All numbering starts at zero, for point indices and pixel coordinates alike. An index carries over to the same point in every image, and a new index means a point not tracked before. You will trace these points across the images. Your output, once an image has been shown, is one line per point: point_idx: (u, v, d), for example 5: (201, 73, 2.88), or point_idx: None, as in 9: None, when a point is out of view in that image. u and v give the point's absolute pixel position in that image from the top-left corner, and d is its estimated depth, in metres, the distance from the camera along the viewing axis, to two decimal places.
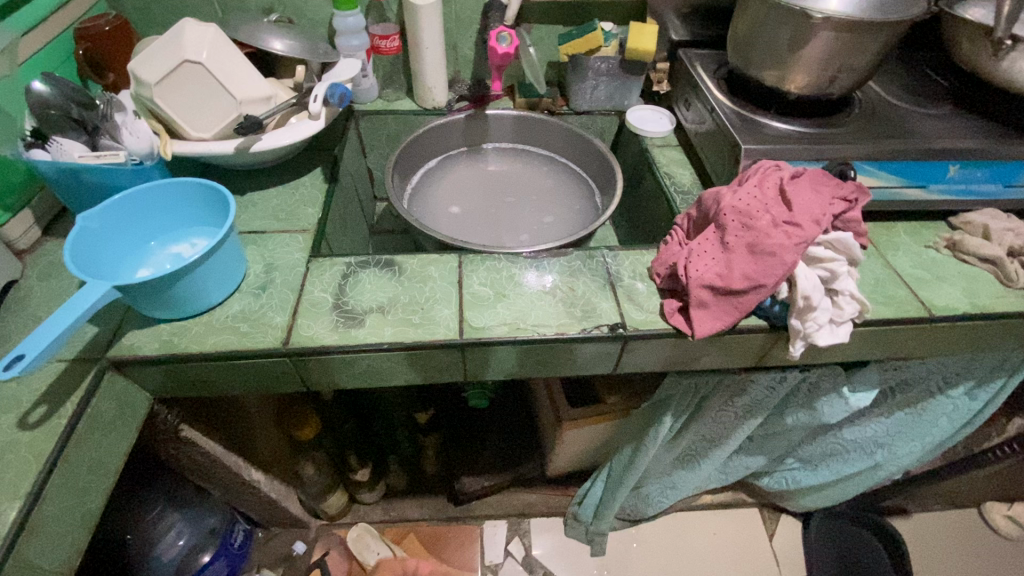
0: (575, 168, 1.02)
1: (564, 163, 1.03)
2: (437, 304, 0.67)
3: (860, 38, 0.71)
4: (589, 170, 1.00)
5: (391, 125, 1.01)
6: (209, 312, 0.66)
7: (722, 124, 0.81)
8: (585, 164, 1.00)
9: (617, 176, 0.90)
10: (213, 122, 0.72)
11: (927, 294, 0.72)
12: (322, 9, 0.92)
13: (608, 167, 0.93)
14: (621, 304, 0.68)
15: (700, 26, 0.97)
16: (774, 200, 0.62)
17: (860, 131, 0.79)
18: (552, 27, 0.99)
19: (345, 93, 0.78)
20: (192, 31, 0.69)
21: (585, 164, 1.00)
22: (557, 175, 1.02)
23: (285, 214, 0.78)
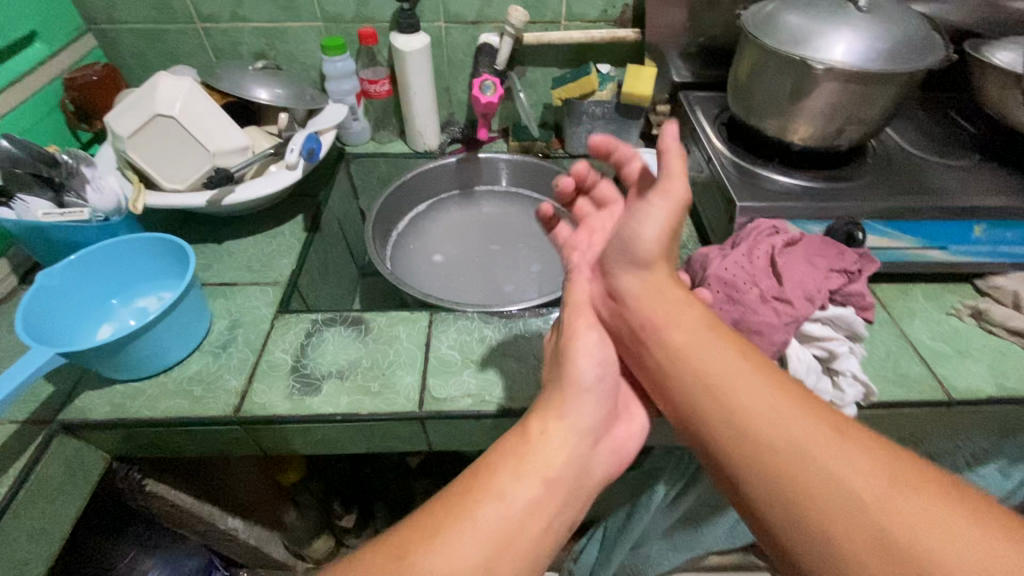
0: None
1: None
2: (399, 370, 0.63)
3: (866, 89, 0.66)
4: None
5: (382, 167, 1.00)
6: (167, 372, 0.64)
7: (719, 176, 0.76)
8: None
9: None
10: (186, 175, 0.71)
11: (946, 372, 0.64)
12: (313, 54, 0.92)
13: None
14: None
15: (703, 67, 0.92)
16: (764, 271, 0.56)
17: (872, 185, 0.73)
18: (547, 69, 0.95)
19: (315, 148, 0.77)
20: (166, 85, 0.69)
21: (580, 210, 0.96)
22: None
23: (260, 265, 0.77)
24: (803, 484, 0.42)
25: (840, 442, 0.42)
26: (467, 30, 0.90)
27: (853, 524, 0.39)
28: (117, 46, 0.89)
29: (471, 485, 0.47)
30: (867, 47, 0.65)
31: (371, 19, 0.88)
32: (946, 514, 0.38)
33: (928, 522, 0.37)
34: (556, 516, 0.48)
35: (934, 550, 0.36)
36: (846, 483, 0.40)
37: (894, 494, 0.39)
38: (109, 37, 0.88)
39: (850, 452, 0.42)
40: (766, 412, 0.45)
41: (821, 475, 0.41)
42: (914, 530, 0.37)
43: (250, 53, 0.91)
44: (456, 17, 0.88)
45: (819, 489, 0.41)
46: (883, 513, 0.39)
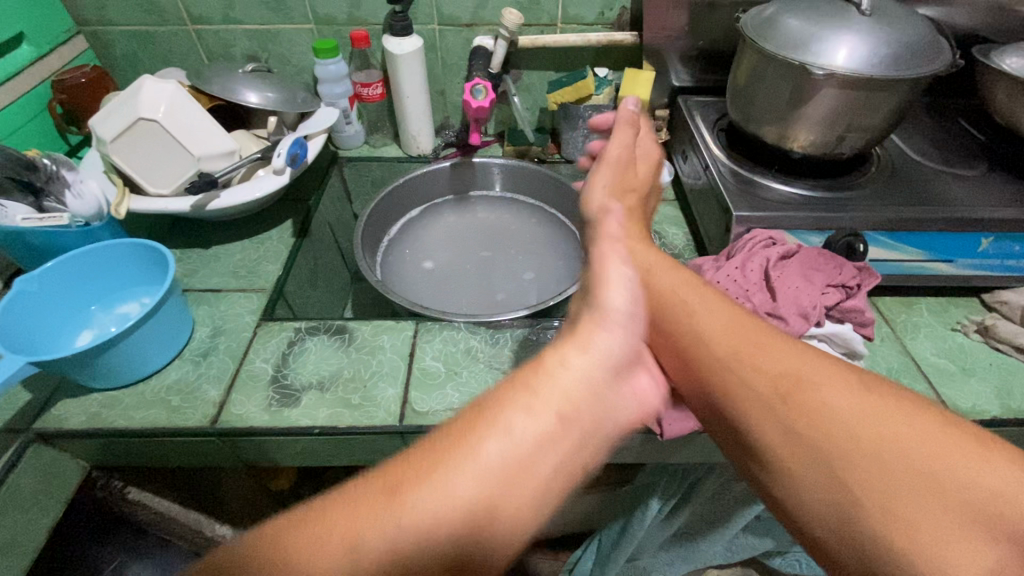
0: (567, 219, 0.96)
1: (554, 213, 0.97)
2: (381, 382, 0.62)
3: (868, 95, 0.64)
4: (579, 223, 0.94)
5: (376, 171, 0.98)
6: (145, 381, 0.63)
7: (716, 184, 0.74)
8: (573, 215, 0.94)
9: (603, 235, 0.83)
10: (170, 179, 0.70)
11: (950, 392, 0.61)
12: (305, 56, 0.91)
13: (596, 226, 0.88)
14: None
15: (703, 71, 0.90)
16: (757, 286, 0.54)
17: (875, 195, 0.70)
18: (543, 72, 0.94)
19: (298, 153, 0.75)
20: (151, 88, 0.68)
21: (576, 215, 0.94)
22: (545, 227, 0.96)
23: (245, 271, 0.76)
24: (757, 399, 0.43)
25: (792, 364, 0.43)
26: (461, 32, 0.88)
27: (797, 431, 0.40)
28: (110, 48, 0.89)
29: (472, 434, 0.41)
30: (871, 50, 0.62)
31: (364, 21, 0.87)
32: (901, 425, 0.38)
33: (878, 427, 0.38)
34: (567, 458, 0.43)
35: (877, 454, 0.37)
36: (789, 396, 0.41)
37: (848, 404, 0.39)
38: (102, 39, 0.87)
39: (809, 372, 0.42)
40: (720, 337, 0.46)
41: (767, 391, 0.42)
42: (860, 435, 0.38)
43: (243, 55, 0.90)
44: (450, 19, 0.87)
45: (766, 402, 0.42)
46: (826, 418, 0.39)
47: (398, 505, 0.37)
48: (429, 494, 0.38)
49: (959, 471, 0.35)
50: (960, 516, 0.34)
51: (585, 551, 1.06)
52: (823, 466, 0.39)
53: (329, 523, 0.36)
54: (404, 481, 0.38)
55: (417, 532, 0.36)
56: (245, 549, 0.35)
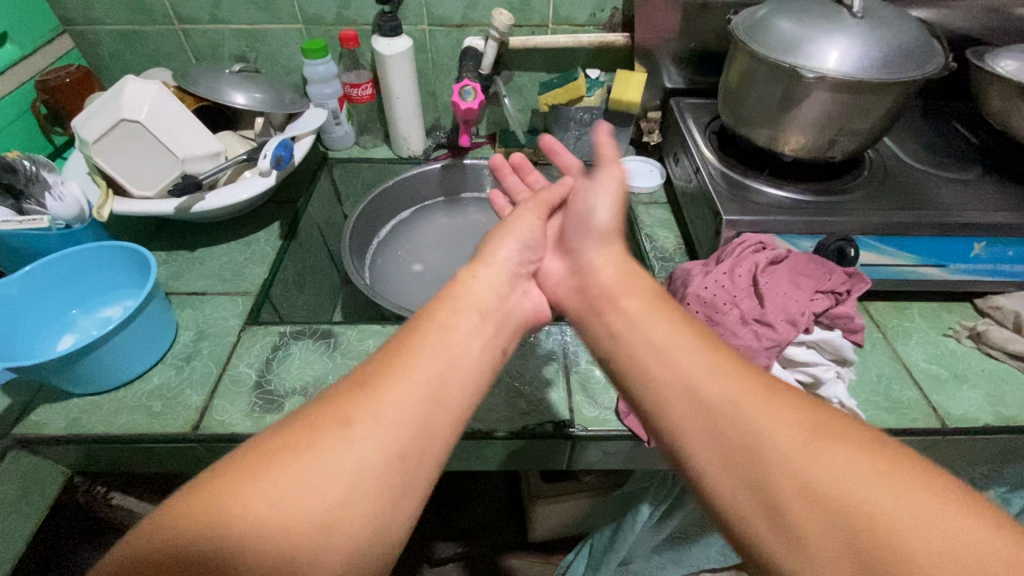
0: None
1: None
2: None
3: (860, 98, 0.63)
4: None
5: (366, 173, 0.97)
6: (127, 386, 0.62)
7: (707, 188, 0.73)
8: None
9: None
10: (154, 181, 0.69)
11: (941, 399, 0.61)
12: (294, 57, 0.90)
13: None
14: (572, 395, 0.60)
15: (695, 73, 0.89)
16: (745, 292, 0.53)
17: (867, 198, 0.69)
18: (534, 73, 0.93)
19: (283, 154, 0.74)
20: (134, 90, 0.67)
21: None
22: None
23: (232, 274, 0.75)
24: (773, 466, 0.33)
25: (816, 431, 0.34)
26: (451, 33, 0.87)
27: (822, 509, 0.31)
28: (97, 48, 0.88)
29: (407, 335, 0.43)
30: (863, 53, 0.62)
31: (352, 21, 0.86)
32: (940, 509, 0.30)
33: (921, 518, 0.30)
34: (497, 340, 0.47)
35: (922, 546, 0.29)
36: (816, 466, 0.32)
37: (882, 483, 0.31)
38: (88, 39, 0.86)
39: (833, 442, 0.33)
40: (723, 387, 0.37)
41: (790, 459, 0.33)
42: (899, 518, 0.30)
43: (231, 55, 0.89)
44: (441, 20, 0.86)
45: (785, 468, 0.33)
46: (860, 498, 0.31)
47: (357, 402, 0.38)
48: (380, 383, 0.39)
49: (1013, 567, 0.28)
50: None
51: (576, 556, 1.05)
52: (852, 550, 0.30)
53: (288, 444, 0.35)
54: (351, 387, 0.39)
55: (380, 415, 0.37)
56: (192, 500, 0.32)
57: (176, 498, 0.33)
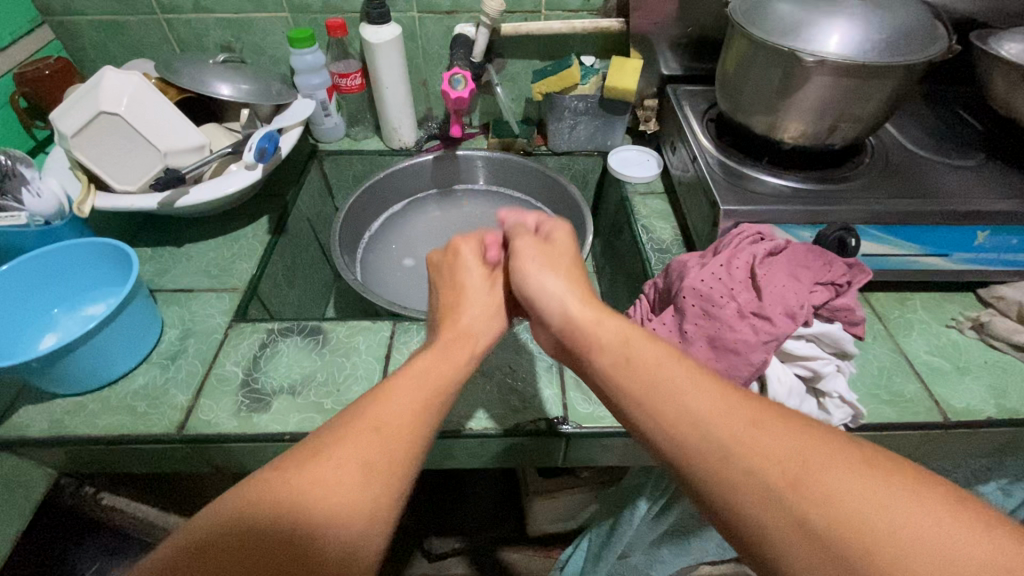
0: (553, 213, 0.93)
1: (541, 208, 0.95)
2: (356, 385, 0.60)
3: (861, 84, 0.61)
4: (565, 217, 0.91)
5: (357, 165, 0.96)
6: (111, 386, 0.60)
7: (704, 178, 0.71)
8: (560, 209, 0.92)
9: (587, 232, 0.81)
10: (136, 175, 0.67)
11: (943, 392, 0.59)
12: (281, 47, 0.88)
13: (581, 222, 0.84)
14: (566, 392, 0.59)
15: (692, 59, 0.87)
16: (742, 284, 0.51)
17: (869, 187, 0.68)
18: (528, 62, 0.90)
19: (266, 147, 0.72)
20: (113, 81, 0.65)
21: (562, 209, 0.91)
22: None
23: (219, 270, 0.73)
24: (740, 483, 0.35)
25: (773, 441, 0.36)
26: (442, 20, 0.85)
27: (789, 514, 0.33)
28: (78, 39, 0.85)
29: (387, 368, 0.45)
30: (865, 34, 0.60)
31: (340, 8, 0.83)
32: (895, 499, 0.32)
33: (877, 510, 0.32)
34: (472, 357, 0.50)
35: (883, 536, 0.31)
36: (780, 476, 0.34)
37: (838, 482, 0.33)
38: (68, 29, 0.84)
39: (791, 449, 0.35)
40: (689, 410, 0.38)
41: (756, 474, 0.35)
42: (859, 514, 0.32)
43: (216, 46, 0.87)
44: (430, 7, 0.84)
45: (751, 483, 0.35)
46: (821, 500, 0.33)
47: (387, 424, 0.40)
48: (408, 408, 0.42)
49: (962, 544, 0.30)
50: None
51: (575, 550, 1.04)
52: (816, 547, 0.32)
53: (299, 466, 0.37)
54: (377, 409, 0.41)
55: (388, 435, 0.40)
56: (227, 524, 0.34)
57: (210, 537, 0.33)
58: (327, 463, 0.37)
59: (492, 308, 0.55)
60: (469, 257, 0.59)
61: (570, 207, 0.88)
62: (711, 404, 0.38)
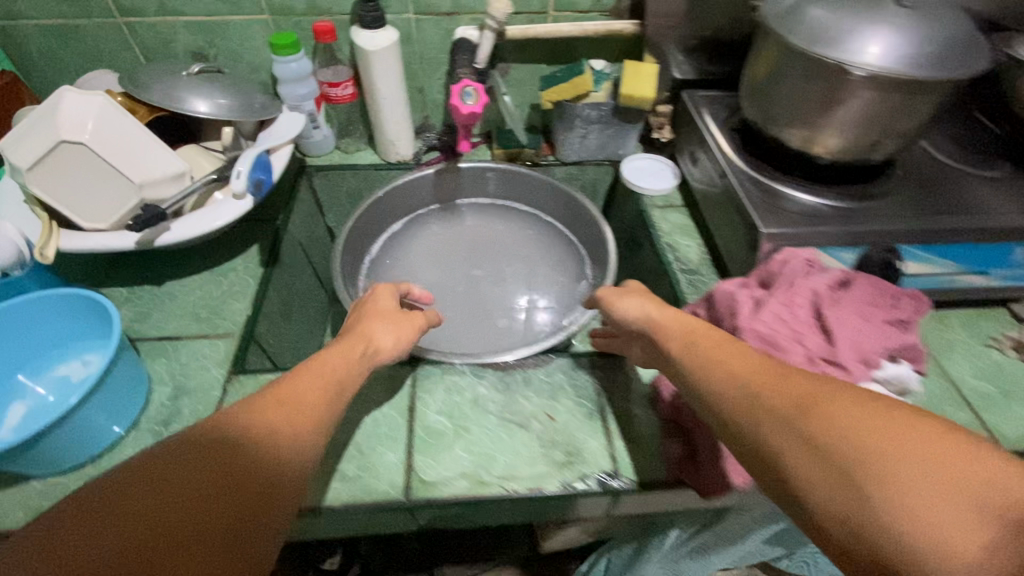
0: (564, 229, 0.89)
1: (551, 222, 0.90)
2: (380, 445, 0.54)
3: (910, 98, 0.57)
4: (579, 234, 0.87)
5: (350, 181, 0.88)
6: (95, 461, 0.52)
7: (737, 195, 0.67)
8: (573, 225, 0.87)
9: (610, 252, 0.77)
10: (107, 212, 0.59)
11: (994, 420, 0.57)
12: (260, 52, 0.78)
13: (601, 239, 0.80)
14: (613, 441, 0.54)
15: (707, 63, 0.83)
16: (806, 325, 0.48)
17: (906, 203, 0.65)
18: (534, 66, 0.84)
19: (262, 182, 0.65)
20: (74, 104, 0.56)
21: (575, 226, 0.87)
22: (540, 238, 0.90)
23: (208, 311, 0.65)
24: (757, 418, 0.37)
25: (788, 385, 0.37)
26: (441, 23, 0.78)
27: (798, 439, 0.34)
28: (21, 46, 0.74)
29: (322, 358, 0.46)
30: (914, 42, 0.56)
31: (327, 10, 0.75)
32: (898, 428, 0.32)
33: (879, 437, 0.32)
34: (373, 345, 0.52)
35: (884, 458, 0.31)
36: (792, 411, 0.36)
37: (843, 414, 0.34)
38: (10, 35, 0.73)
39: (802, 390, 0.36)
40: (719, 370, 0.42)
41: (769, 409, 0.37)
42: (860, 439, 0.32)
43: (186, 53, 0.77)
44: (428, 8, 0.76)
45: (766, 415, 0.37)
46: (826, 429, 0.33)
47: (290, 401, 0.40)
48: (312, 390, 0.42)
49: (963, 465, 0.30)
50: (977, 512, 0.28)
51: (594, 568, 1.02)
52: (823, 468, 0.32)
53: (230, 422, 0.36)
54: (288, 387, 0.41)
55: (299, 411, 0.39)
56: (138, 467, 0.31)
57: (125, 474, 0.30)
58: (223, 423, 0.35)
59: (404, 335, 0.56)
60: (390, 301, 0.59)
61: (586, 226, 0.84)
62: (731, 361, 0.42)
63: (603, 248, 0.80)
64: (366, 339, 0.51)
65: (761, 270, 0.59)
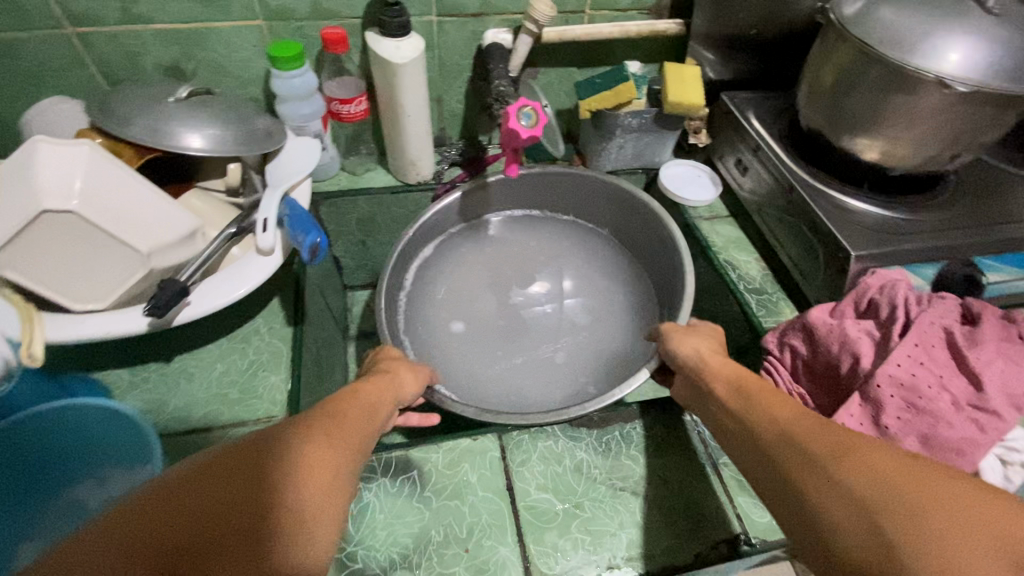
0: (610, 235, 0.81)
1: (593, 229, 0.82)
2: (486, 539, 0.47)
3: (1000, 110, 0.54)
4: (630, 240, 0.79)
5: (362, 207, 0.77)
6: None
7: (809, 212, 0.64)
8: (624, 230, 0.78)
9: (679, 247, 0.68)
10: (105, 290, 0.47)
11: None
12: (251, 64, 0.65)
13: (662, 232, 0.70)
14: (734, 498, 0.50)
15: (747, 62, 0.78)
16: (943, 368, 0.46)
17: (973, 210, 0.64)
18: (564, 70, 0.76)
19: (318, 243, 0.54)
20: (55, 160, 0.45)
21: (623, 231, 0.79)
22: (579, 247, 0.81)
23: (236, 390, 0.55)
24: (792, 462, 0.35)
25: (829, 434, 0.35)
26: (466, 25, 0.68)
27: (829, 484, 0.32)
28: None
29: (344, 403, 0.40)
30: (1016, 47, 0.52)
31: (335, 13, 0.63)
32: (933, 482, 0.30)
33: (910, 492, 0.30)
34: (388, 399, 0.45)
35: (918, 513, 0.29)
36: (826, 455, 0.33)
37: (882, 467, 0.31)
38: None
39: (844, 440, 0.34)
40: (765, 411, 0.40)
41: (806, 454, 0.35)
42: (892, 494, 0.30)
43: (158, 67, 0.64)
44: (453, 9, 0.66)
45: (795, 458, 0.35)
46: (859, 473, 0.32)
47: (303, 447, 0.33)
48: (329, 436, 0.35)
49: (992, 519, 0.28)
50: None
51: None
52: (854, 513, 0.30)
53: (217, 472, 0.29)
54: (327, 424, 0.36)
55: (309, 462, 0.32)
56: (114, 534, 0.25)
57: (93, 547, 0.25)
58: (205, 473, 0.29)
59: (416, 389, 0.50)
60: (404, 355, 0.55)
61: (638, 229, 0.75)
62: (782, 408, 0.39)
63: (663, 252, 0.72)
64: (397, 382, 0.48)
65: (853, 293, 0.55)
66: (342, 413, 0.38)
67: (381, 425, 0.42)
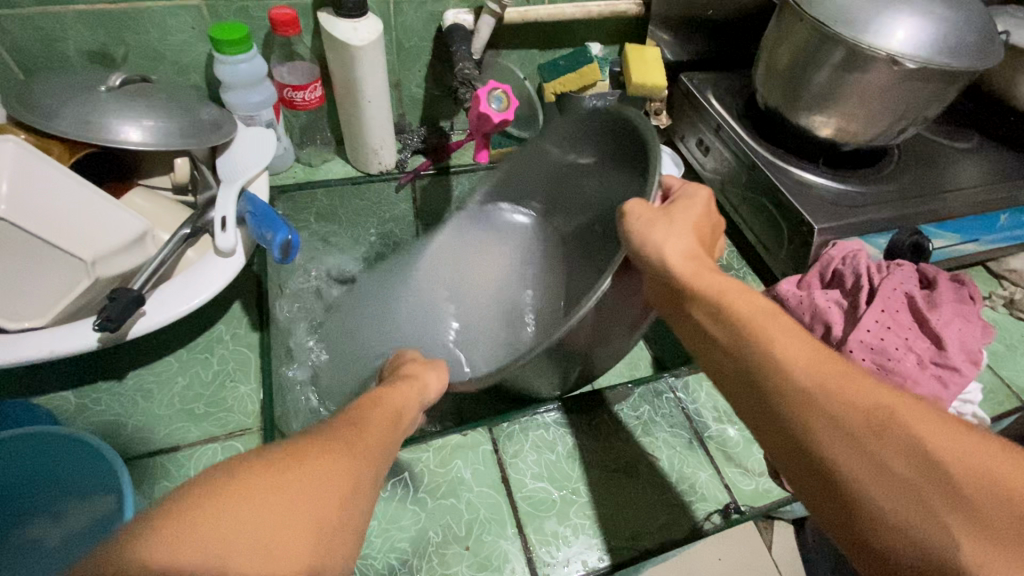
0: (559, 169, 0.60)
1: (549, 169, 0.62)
2: (486, 533, 0.46)
3: (941, 86, 0.58)
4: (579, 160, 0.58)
5: (321, 199, 0.73)
6: None
7: (772, 187, 0.65)
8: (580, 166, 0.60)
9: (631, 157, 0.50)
10: (45, 303, 0.43)
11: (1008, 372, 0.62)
12: (191, 49, 0.60)
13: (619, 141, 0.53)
14: (721, 470, 0.52)
15: (702, 43, 0.79)
16: (910, 333, 0.49)
17: (916, 181, 0.68)
18: (526, 52, 0.74)
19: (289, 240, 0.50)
20: None
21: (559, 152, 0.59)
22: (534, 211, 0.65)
23: (203, 403, 0.51)
24: (821, 425, 0.32)
25: (870, 396, 0.32)
26: (424, 5, 0.65)
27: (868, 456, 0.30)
28: None
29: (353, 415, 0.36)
30: (953, 26, 0.56)
31: None
32: (976, 455, 0.29)
33: (956, 473, 0.29)
34: (391, 403, 0.39)
35: (967, 497, 0.28)
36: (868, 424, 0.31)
37: (933, 444, 0.29)
38: None
39: (884, 405, 0.31)
40: (773, 357, 0.34)
41: (841, 423, 0.31)
42: (946, 480, 0.29)
43: (84, 55, 0.58)
44: None
45: (829, 427, 0.31)
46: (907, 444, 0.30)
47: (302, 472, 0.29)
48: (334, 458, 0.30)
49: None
50: None
51: None
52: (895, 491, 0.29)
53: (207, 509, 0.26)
54: (350, 435, 0.33)
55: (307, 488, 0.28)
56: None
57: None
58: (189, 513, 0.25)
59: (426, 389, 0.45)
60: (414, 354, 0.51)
61: (565, 183, 0.64)
62: (806, 353, 0.34)
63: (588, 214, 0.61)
64: (418, 385, 0.45)
65: (817, 263, 0.57)
66: (363, 423, 0.35)
67: (403, 434, 0.39)
